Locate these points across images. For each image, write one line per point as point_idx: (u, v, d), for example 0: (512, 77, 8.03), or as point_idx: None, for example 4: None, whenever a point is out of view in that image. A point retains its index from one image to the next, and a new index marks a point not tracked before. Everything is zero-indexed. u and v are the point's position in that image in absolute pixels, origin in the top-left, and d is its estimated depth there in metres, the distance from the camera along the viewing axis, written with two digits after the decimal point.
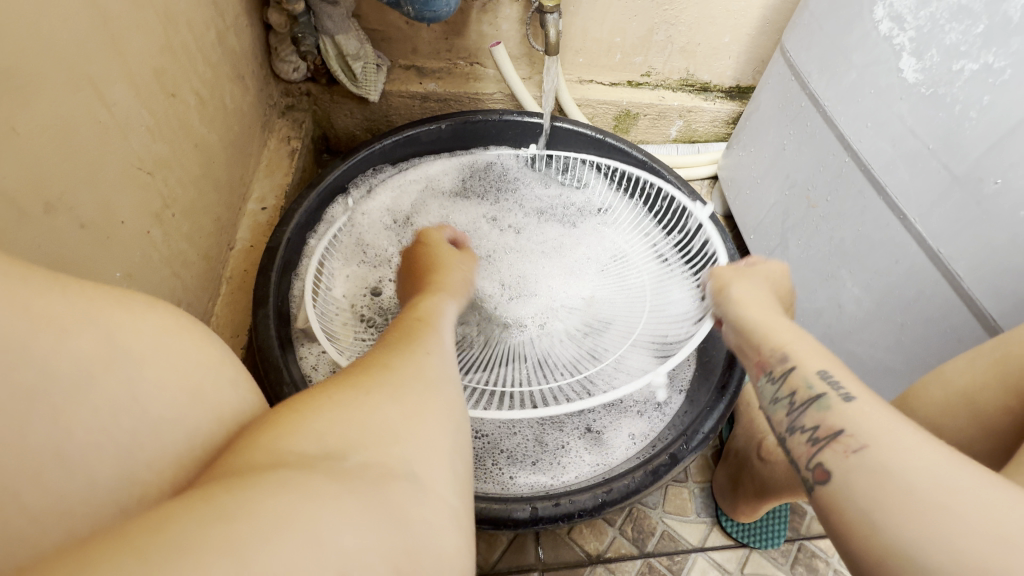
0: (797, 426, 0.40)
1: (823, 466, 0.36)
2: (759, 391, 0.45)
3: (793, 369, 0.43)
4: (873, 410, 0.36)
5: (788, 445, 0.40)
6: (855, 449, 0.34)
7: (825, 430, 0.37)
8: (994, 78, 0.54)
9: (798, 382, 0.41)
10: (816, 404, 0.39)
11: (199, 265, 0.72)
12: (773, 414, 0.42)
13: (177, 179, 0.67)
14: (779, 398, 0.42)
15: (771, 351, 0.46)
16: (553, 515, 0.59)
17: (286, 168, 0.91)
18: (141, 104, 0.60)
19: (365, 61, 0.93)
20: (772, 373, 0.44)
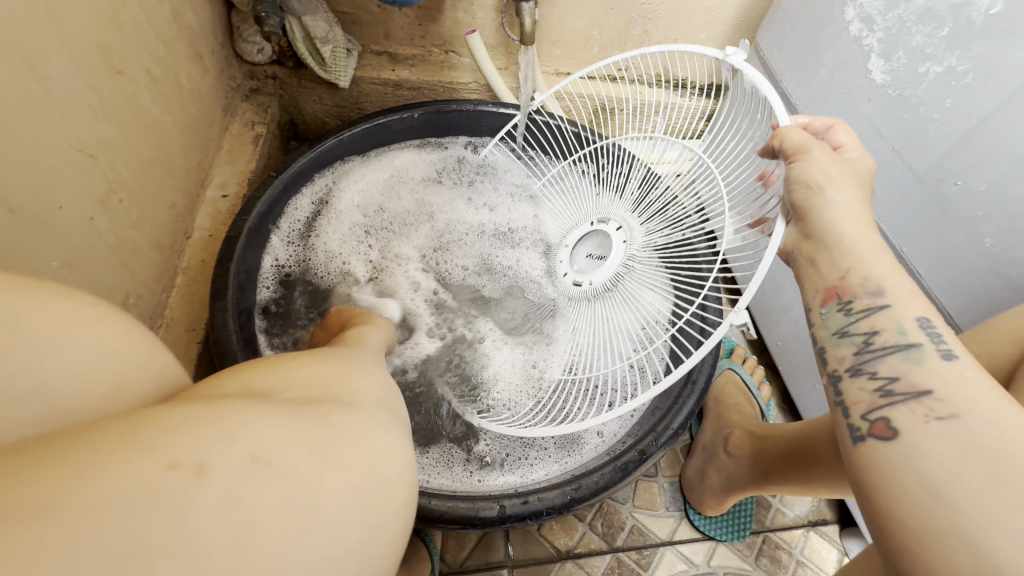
0: (862, 370, 0.37)
1: (887, 421, 0.33)
2: (823, 318, 0.40)
3: (884, 306, 0.38)
4: (974, 376, 0.33)
5: (841, 388, 0.38)
6: (941, 416, 0.31)
7: (907, 385, 0.34)
8: (956, 81, 0.55)
9: (887, 322, 0.37)
10: (905, 353, 0.35)
11: (152, 255, 0.68)
12: (835, 349, 0.39)
13: (125, 162, 0.63)
14: (851, 333, 0.38)
15: (861, 281, 0.39)
16: (521, 513, 0.59)
17: (250, 154, 0.87)
18: (82, 80, 0.56)
19: (334, 44, 0.89)
20: (852, 305, 0.39)
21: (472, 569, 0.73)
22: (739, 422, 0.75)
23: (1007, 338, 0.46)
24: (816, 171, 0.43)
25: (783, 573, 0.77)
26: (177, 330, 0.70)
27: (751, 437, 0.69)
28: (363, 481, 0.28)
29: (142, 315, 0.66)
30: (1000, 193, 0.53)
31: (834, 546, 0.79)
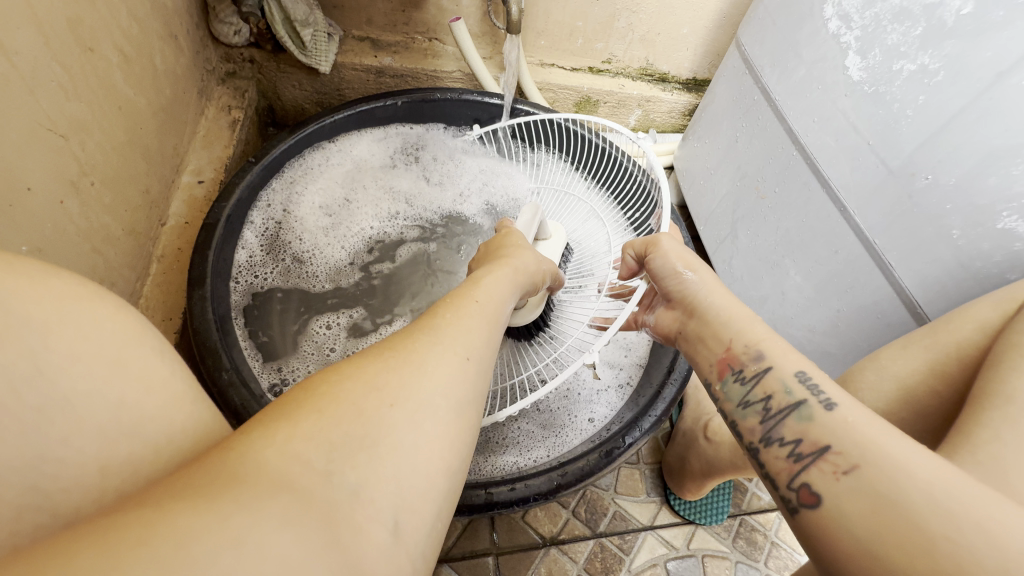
0: (772, 439, 0.38)
1: (809, 487, 0.34)
2: (725, 392, 0.43)
3: (769, 369, 0.41)
4: (856, 419, 0.34)
5: (762, 459, 0.38)
6: (846, 470, 0.32)
7: (810, 446, 0.35)
8: (928, 79, 0.57)
9: (773, 386, 0.40)
10: (797, 414, 0.37)
11: (125, 241, 0.66)
12: (744, 421, 0.41)
13: (97, 144, 0.60)
14: (751, 402, 0.41)
15: (744, 349, 0.43)
16: (508, 500, 0.59)
17: (227, 140, 0.84)
18: (50, 56, 0.53)
19: (314, 28, 0.87)
20: (742, 375, 0.42)
21: (458, 558, 0.74)
22: (718, 409, 0.77)
23: (974, 328, 0.48)
24: (677, 258, 0.50)
25: (759, 555, 0.79)
26: (153, 320, 0.67)
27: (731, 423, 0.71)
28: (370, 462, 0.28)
29: None
30: (966, 188, 0.55)
31: None
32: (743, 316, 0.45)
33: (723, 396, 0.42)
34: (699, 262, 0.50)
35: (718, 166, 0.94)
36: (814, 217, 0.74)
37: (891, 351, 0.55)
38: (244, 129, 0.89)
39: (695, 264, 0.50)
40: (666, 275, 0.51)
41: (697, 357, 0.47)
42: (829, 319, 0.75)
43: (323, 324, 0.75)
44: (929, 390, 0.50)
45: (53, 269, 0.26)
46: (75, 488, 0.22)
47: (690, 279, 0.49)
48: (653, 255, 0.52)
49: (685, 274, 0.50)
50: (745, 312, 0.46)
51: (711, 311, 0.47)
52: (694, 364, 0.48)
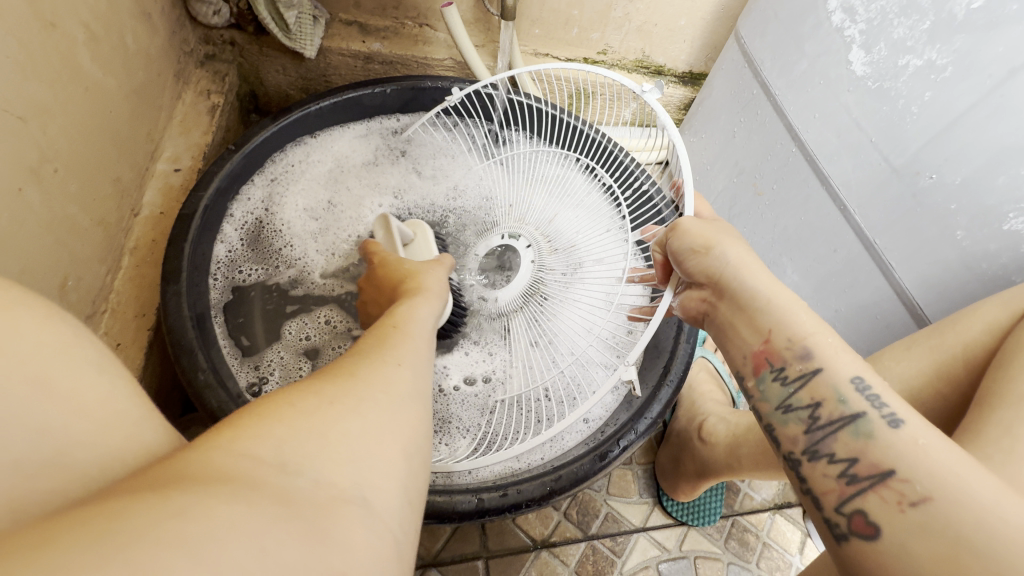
0: (819, 452, 0.36)
1: (865, 516, 0.33)
2: (763, 390, 0.40)
3: (817, 370, 0.38)
4: (926, 441, 0.32)
5: (804, 473, 0.37)
6: (915, 502, 0.31)
7: (868, 469, 0.33)
8: (935, 75, 0.56)
9: (827, 391, 0.37)
10: (854, 428, 0.35)
11: (93, 233, 0.62)
12: (785, 427, 0.39)
13: (60, 129, 0.56)
14: (795, 407, 0.38)
15: (787, 343, 0.40)
16: (499, 505, 0.57)
17: (206, 126, 0.80)
18: (5, 30, 0.49)
19: (299, 10, 0.83)
20: (785, 373, 0.39)
21: (447, 562, 0.72)
22: (713, 409, 0.76)
23: (981, 329, 0.47)
24: (698, 237, 0.47)
25: (751, 555, 0.79)
26: (125, 316, 0.64)
27: (726, 424, 0.70)
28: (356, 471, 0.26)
29: (83, 300, 0.60)
30: (973, 188, 0.54)
31: (799, 527, 0.82)
32: (782, 302, 0.41)
33: (762, 396, 0.40)
34: (728, 241, 0.46)
35: (714, 162, 0.92)
36: (813, 215, 0.73)
37: (893, 352, 0.54)
38: (224, 115, 0.85)
39: (721, 242, 0.46)
40: (690, 252, 0.47)
41: (730, 345, 0.44)
42: (826, 319, 0.74)
43: (304, 321, 0.72)
44: (932, 393, 0.49)
45: None
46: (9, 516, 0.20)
47: (714, 257, 0.45)
48: (680, 231, 0.48)
49: (709, 252, 0.46)
50: (785, 298, 0.41)
51: (740, 294, 0.43)
52: (724, 351, 0.45)
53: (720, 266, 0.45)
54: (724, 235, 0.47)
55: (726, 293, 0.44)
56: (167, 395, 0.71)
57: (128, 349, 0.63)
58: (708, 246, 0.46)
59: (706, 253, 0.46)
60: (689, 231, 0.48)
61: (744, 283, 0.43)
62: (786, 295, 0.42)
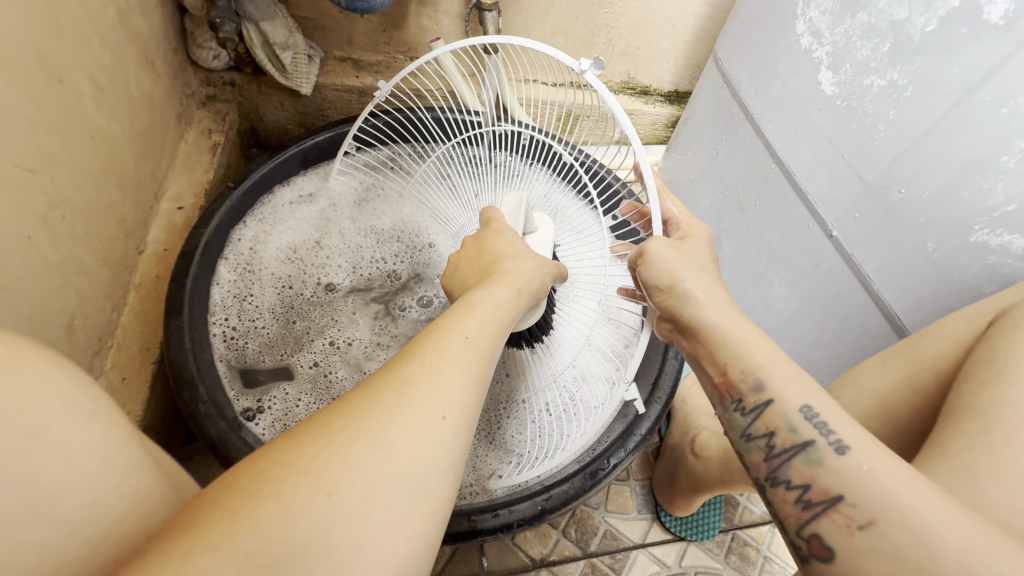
0: (778, 478, 0.37)
1: (821, 538, 0.33)
2: (728, 420, 0.41)
3: (770, 402, 0.39)
4: (870, 468, 0.33)
5: (770, 497, 0.38)
6: (862, 525, 0.31)
7: (819, 494, 0.34)
8: (898, 94, 0.58)
9: (777, 421, 0.38)
10: (805, 455, 0.36)
11: (100, 272, 0.65)
12: (749, 454, 0.40)
13: (68, 176, 0.60)
14: (754, 436, 0.39)
15: (742, 375, 0.40)
16: (492, 526, 0.59)
17: (207, 163, 0.84)
18: (16, 89, 0.52)
19: (294, 50, 0.87)
20: (742, 404, 0.40)
21: None
22: (705, 423, 0.76)
23: (950, 342, 0.48)
24: (662, 271, 0.46)
25: (751, 569, 0.79)
26: (130, 350, 0.67)
27: (718, 438, 0.71)
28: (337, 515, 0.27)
29: (90, 337, 0.63)
30: (941, 201, 0.55)
31: None
32: (737, 335, 0.42)
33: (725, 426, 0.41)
34: (690, 273, 0.45)
35: (701, 178, 0.94)
36: (794, 229, 0.75)
37: (870, 365, 0.55)
38: (225, 152, 0.89)
39: (683, 278, 0.45)
40: (656, 288, 0.47)
41: (701, 374, 0.45)
42: (813, 331, 0.75)
43: (300, 344, 0.73)
44: (910, 408, 0.50)
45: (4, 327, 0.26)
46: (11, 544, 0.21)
47: (677, 295, 0.45)
48: (645, 262, 0.47)
49: (672, 290, 0.45)
50: (740, 330, 0.42)
51: (703, 333, 0.44)
52: (697, 377, 0.46)
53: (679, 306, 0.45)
54: (686, 266, 0.46)
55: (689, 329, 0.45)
56: (169, 428, 0.73)
57: (133, 382, 0.66)
58: (671, 285, 0.45)
59: (670, 291, 0.46)
60: (653, 264, 0.47)
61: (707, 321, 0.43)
62: (738, 328, 0.42)
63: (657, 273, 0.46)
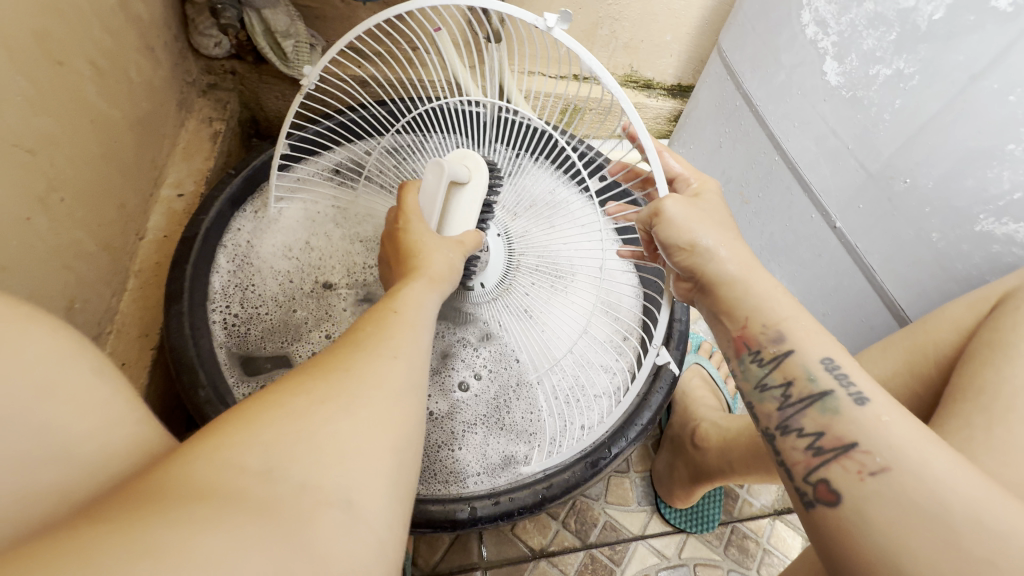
0: (790, 426, 0.37)
1: (828, 483, 0.33)
2: (743, 372, 0.40)
3: (789, 352, 0.38)
4: (889, 419, 0.33)
5: (778, 446, 0.37)
6: (872, 470, 0.31)
7: (831, 441, 0.34)
8: (903, 83, 0.58)
9: (796, 371, 0.37)
10: (820, 404, 0.35)
11: (99, 257, 0.64)
12: (761, 404, 0.39)
13: (68, 159, 0.59)
14: (769, 386, 0.39)
15: (762, 328, 0.40)
16: (492, 514, 0.60)
17: (208, 152, 0.83)
18: (16, 69, 0.52)
19: (296, 39, 0.85)
20: (761, 355, 0.39)
21: (445, 573, 0.72)
22: (706, 415, 0.76)
23: (952, 329, 0.48)
24: (684, 229, 0.43)
25: (750, 561, 0.79)
26: (130, 336, 0.67)
27: (718, 429, 0.71)
28: (347, 502, 0.27)
29: (90, 321, 0.63)
30: (944, 190, 0.55)
31: (798, 533, 0.82)
32: (760, 290, 0.41)
33: (738, 376, 0.40)
34: (710, 230, 0.43)
35: (702, 172, 0.94)
36: (797, 221, 0.74)
37: (872, 354, 0.55)
38: (226, 141, 0.88)
39: (704, 236, 0.42)
40: (676, 248, 0.44)
41: (716, 332, 0.44)
42: (815, 323, 0.75)
43: (298, 334, 0.71)
44: (913, 396, 0.50)
45: (4, 298, 0.26)
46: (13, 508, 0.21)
47: (700, 254, 0.42)
48: (663, 221, 0.44)
49: (694, 250, 0.43)
50: (763, 285, 0.41)
51: (720, 308, 0.42)
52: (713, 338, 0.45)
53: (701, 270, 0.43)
54: (705, 225, 0.43)
55: (704, 288, 0.44)
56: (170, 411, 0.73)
57: (133, 368, 0.66)
58: (694, 245, 0.42)
59: (692, 251, 0.43)
60: (669, 226, 0.44)
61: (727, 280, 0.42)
62: (760, 285, 0.41)
63: (677, 233, 0.43)
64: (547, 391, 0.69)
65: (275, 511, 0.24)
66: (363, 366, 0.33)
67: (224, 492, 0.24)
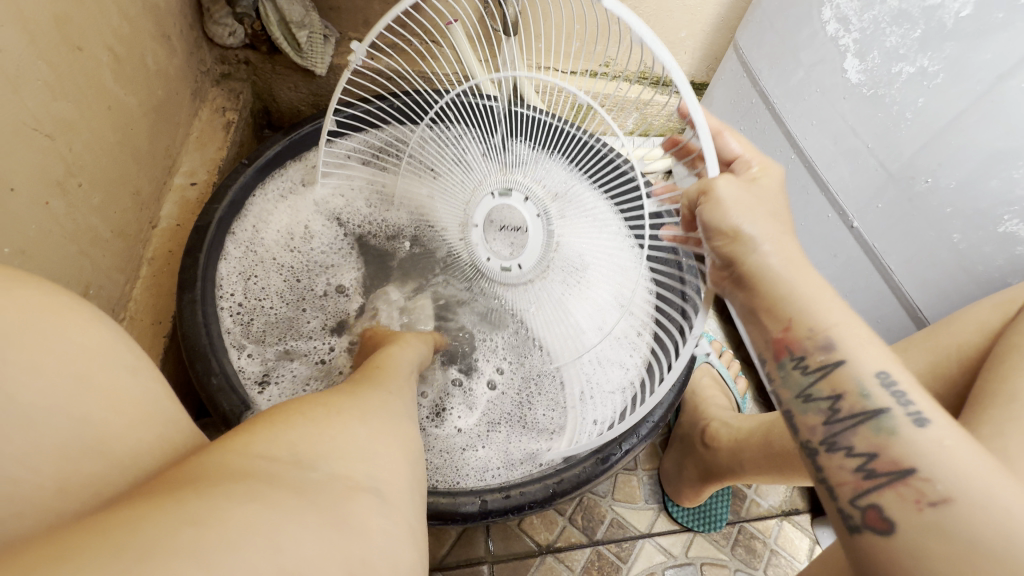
0: (837, 444, 0.34)
1: (880, 510, 0.31)
2: (782, 378, 0.37)
3: (840, 362, 0.35)
4: (952, 445, 0.30)
5: (820, 463, 0.34)
6: (933, 502, 0.29)
7: (886, 463, 0.31)
8: (927, 81, 0.57)
9: (848, 384, 0.34)
10: (875, 424, 0.32)
11: (114, 244, 0.64)
12: (803, 416, 0.36)
13: (84, 145, 0.59)
14: (814, 397, 0.35)
15: (808, 332, 0.36)
16: (502, 507, 0.59)
17: (220, 142, 0.83)
18: (35, 54, 0.52)
19: (310, 30, 0.85)
20: (805, 362, 0.36)
21: (452, 566, 0.72)
22: (716, 413, 0.76)
23: (975, 331, 0.47)
24: (731, 211, 0.40)
25: (758, 562, 0.78)
26: (142, 323, 0.67)
27: (729, 428, 0.70)
28: (369, 486, 0.29)
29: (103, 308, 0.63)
30: (968, 191, 0.54)
31: (806, 535, 0.81)
32: (806, 292, 0.37)
33: (781, 383, 0.37)
34: (758, 217, 0.40)
35: None
36: (812, 221, 0.74)
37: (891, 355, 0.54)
38: (238, 131, 0.88)
39: (751, 223, 0.40)
40: (717, 233, 0.41)
41: (752, 329, 0.40)
42: None
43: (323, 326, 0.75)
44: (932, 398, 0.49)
45: (20, 285, 0.26)
46: (41, 492, 0.22)
47: (743, 241, 0.40)
48: (709, 202, 0.41)
49: (738, 234, 0.40)
50: (807, 284, 0.37)
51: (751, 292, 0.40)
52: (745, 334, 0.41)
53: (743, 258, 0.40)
54: (757, 211, 0.40)
55: (744, 282, 0.40)
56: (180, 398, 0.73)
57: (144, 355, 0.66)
58: (737, 230, 0.40)
59: (735, 237, 0.40)
60: (720, 206, 0.41)
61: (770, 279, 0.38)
62: (806, 287, 0.37)
63: (722, 218, 0.40)
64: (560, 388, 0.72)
65: (295, 502, 0.24)
66: (357, 408, 0.35)
67: (247, 482, 0.24)
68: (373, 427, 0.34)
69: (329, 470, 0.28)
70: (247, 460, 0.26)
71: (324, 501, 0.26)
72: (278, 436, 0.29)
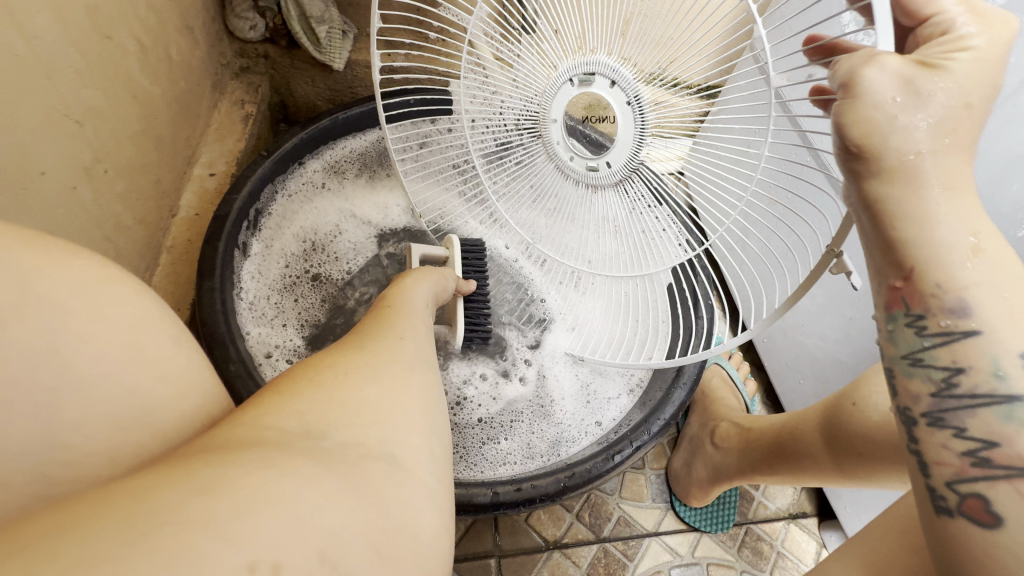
0: (944, 421, 0.31)
1: (986, 502, 0.29)
2: (891, 334, 0.33)
3: (974, 332, 0.30)
4: None
5: (917, 436, 0.32)
6: None
7: (1002, 456, 0.29)
8: None
9: (979, 359, 0.30)
10: (1002, 411, 0.30)
11: (136, 231, 0.66)
12: (908, 382, 0.32)
13: (110, 132, 0.60)
14: (929, 364, 0.32)
15: (935, 289, 0.31)
16: (514, 500, 0.60)
17: (239, 134, 0.84)
18: (68, 41, 0.53)
19: (330, 25, 0.86)
20: (924, 322, 0.32)
21: (460, 559, 0.73)
22: (726, 414, 0.76)
23: None
24: (867, 122, 0.31)
25: (764, 564, 0.78)
26: None
27: (739, 428, 0.71)
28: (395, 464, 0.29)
29: None
30: None
31: (813, 538, 0.81)
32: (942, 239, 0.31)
33: (893, 343, 0.33)
34: (911, 125, 0.30)
35: None
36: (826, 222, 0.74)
37: None
38: (256, 124, 0.89)
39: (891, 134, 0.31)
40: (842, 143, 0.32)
41: (867, 261, 0.35)
42: (841, 327, 0.74)
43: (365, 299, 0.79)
44: None
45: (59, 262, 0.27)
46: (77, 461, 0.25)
47: (872, 157, 0.31)
48: (852, 101, 0.31)
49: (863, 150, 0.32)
50: (937, 230, 0.31)
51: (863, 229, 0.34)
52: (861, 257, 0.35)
53: (873, 179, 0.32)
54: (914, 114, 0.30)
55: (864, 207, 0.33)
56: None
57: None
58: (867, 141, 0.31)
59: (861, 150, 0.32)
60: (862, 106, 0.31)
61: (901, 211, 0.32)
62: (950, 229, 0.31)
63: (854, 127, 0.31)
64: (574, 372, 0.76)
65: (324, 477, 0.25)
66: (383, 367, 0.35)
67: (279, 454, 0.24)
68: (396, 390, 0.34)
69: (351, 444, 0.28)
70: (280, 437, 0.27)
71: (356, 480, 0.27)
72: (304, 409, 0.30)
